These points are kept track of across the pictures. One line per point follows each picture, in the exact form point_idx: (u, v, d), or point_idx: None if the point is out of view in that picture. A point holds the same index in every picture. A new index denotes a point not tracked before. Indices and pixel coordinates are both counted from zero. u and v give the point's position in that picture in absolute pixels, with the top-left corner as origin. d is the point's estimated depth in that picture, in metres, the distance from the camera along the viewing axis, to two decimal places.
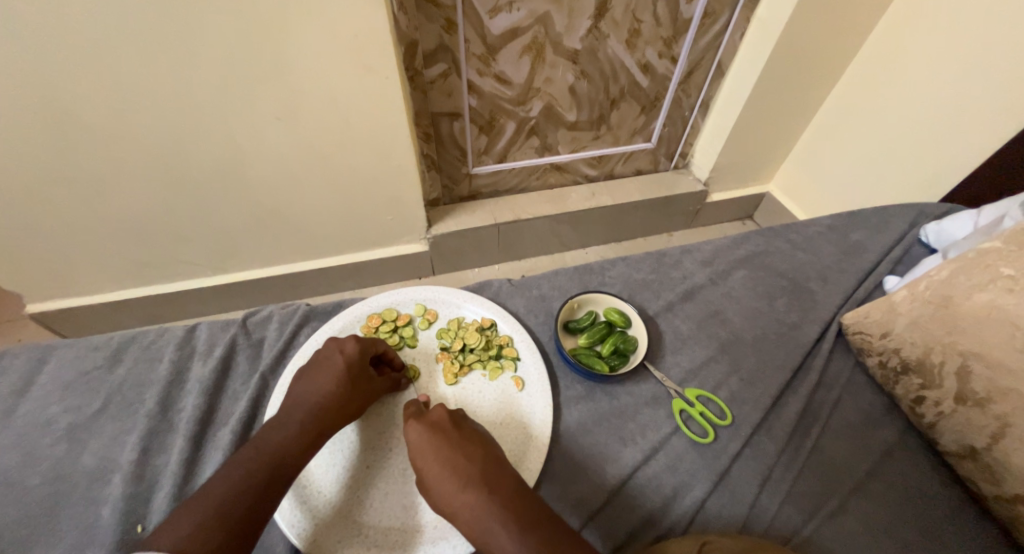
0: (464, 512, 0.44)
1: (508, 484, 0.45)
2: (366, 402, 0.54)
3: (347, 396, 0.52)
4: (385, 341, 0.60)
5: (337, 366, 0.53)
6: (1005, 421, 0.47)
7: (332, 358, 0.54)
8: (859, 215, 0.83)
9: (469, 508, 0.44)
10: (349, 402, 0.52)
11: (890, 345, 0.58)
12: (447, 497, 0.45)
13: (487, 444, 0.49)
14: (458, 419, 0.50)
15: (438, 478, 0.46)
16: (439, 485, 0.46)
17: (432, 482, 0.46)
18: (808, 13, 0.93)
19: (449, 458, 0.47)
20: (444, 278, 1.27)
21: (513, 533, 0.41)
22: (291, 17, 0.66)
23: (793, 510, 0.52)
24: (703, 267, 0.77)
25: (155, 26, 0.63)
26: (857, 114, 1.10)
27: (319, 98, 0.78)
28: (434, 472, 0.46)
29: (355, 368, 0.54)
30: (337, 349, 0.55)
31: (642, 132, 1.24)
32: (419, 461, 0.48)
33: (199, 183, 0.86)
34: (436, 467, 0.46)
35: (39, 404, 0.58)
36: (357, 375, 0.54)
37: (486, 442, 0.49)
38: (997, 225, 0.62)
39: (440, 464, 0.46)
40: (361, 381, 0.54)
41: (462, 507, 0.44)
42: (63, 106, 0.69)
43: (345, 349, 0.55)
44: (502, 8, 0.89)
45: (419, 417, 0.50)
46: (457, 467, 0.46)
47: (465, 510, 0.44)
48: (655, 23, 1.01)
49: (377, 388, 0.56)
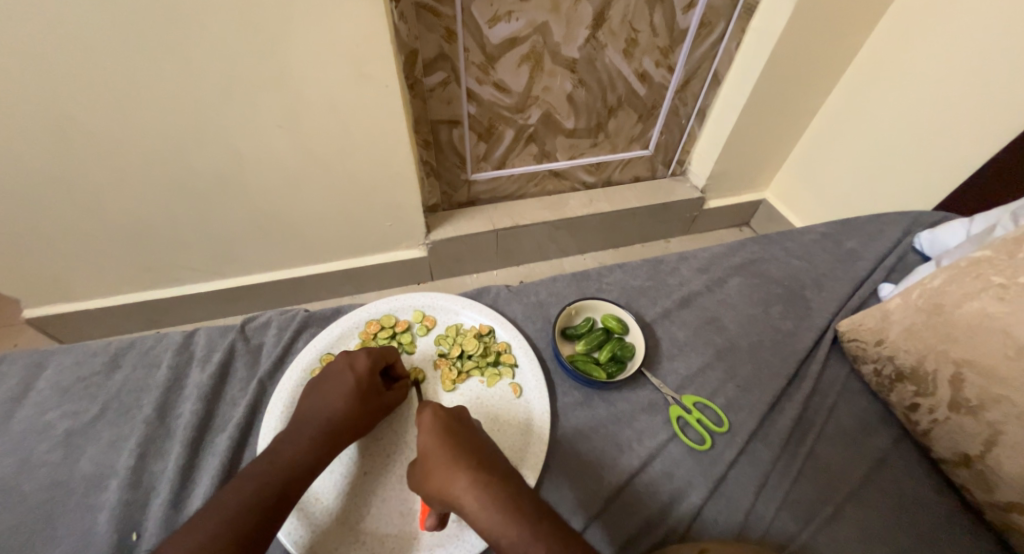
0: (469, 493, 0.43)
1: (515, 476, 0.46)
2: (376, 415, 0.54)
3: (355, 414, 0.52)
4: (395, 352, 0.59)
5: (347, 384, 0.53)
6: (998, 428, 0.48)
7: (343, 376, 0.54)
8: (852, 224, 0.84)
9: (477, 490, 0.43)
10: (358, 420, 0.52)
11: (885, 352, 0.59)
12: (454, 474, 0.44)
13: (490, 442, 0.49)
14: (469, 413, 0.51)
15: (444, 458, 0.45)
16: (445, 462, 0.45)
17: (437, 459, 0.45)
18: (802, 24, 0.95)
19: (458, 440, 0.47)
20: (443, 283, 1.27)
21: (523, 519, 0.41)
22: (295, 26, 0.67)
23: (789, 517, 0.53)
24: (699, 274, 0.77)
25: (161, 35, 0.64)
26: (851, 123, 1.12)
27: (321, 105, 0.79)
28: (441, 452, 0.45)
29: (365, 384, 0.54)
30: (347, 365, 0.54)
31: (639, 139, 1.25)
32: (425, 442, 0.47)
33: (199, 189, 0.86)
34: (445, 445, 0.46)
35: (37, 410, 0.58)
36: (367, 392, 0.54)
37: (487, 440, 0.49)
38: (989, 234, 0.62)
39: (449, 445, 0.46)
40: (371, 397, 0.54)
41: (468, 488, 0.43)
42: (67, 113, 0.70)
43: (355, 364, 0.55)
44: (501, 18, 0.90)
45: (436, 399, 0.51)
46: (467, 450, 0.46)
47: (472, 492, 0.43)
48: (652, 33, 1.03)
49: (385, 402, 0.56)
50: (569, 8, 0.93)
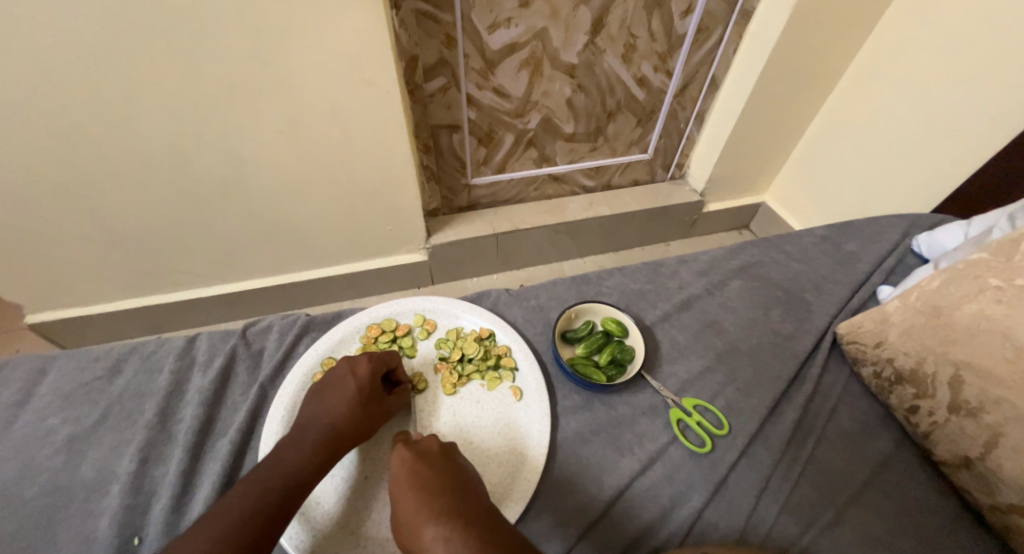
0: (435, 546, 0.42)
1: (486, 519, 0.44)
2: (378, 421, 0.54)
3: (357, 418, 0.52)
4: (395, 357, 0.60)
5: (348, 389, 0.53)
6: (997, 430, 0.48)
7: (344, 381, 0.54)
8: (851, 226, 0.84)
9: (441, 542, 0.42)
10: (360, 425, 0.52)
11: (884, 354, 0.59)
12: (418, 529, 0.43)
13: (470, 482, 0.48)
14: (444, 451, 0.51)
15: (412, 511, 0.45)
16: (412, 516, 0.44)
17: (405, 514, 0.45)
18: (800, 28, 0.96)
19: (426, 489, 0.46)
20: (443, 287, 1.27)
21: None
22: (297, 33, 0.68)
23: (790, 521, 0.53)
24: (699, 277, 0.77)
25: (165, 43, 0.65)
26: (848, 126, 1.12)
27: (322, 111, 0.80)
28: (409, 504, 0.45)
29: (367, 389, 0.54)
30: (348, 371, 0.55)
31: (638, 143, 1.26)
32: (396, 494, 0.47)
33: (202, 194, 0.87)
34: (412, 497, 0.45)
35: (39, 415, 0.59)
36: (369, 397, 0.54)
37: (467, 480, 0.48)
38: (987, 236, 0.63)
39: (417, 495, 0.45)
40: (372, 402, 0.54)
41: (434, 539, 0.42)
42: (71, 119, 0.70)
43: (356, 370, 0.55)
44: (500, 24, 0.91)
45: (407, 444, 0.50)
46: (435, 498, 0.45)
47: (437, 544, 0.42)
48: (650, 38, 1.03)
49: (387, 408, 0.56)
50: (567, 15, 0.93)
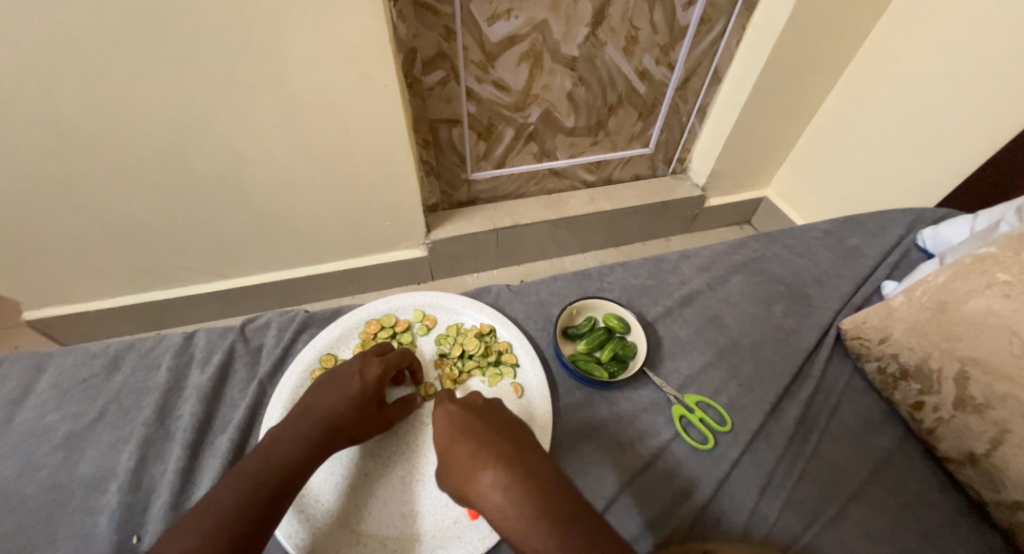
0: (493, 492, 0.42)
1: (547, 470, 0.44)
2: (376, 426, 0.53)
3: (353, 420, 0.51)
4: (407, 357, 0.59)
5: (353, 389, 0.52)
6: (1004, 426, 0.48)
7: (351, 379, 0.53)
8: (855, 221, 0.83)
9: (501, 489, 0.42)
10: (355, 426, 0.51)
11: (888, 350, 0.58)
12: (475, 476, 0.43)
13: (521, 431, 0.48)
14: (489, 406, 0.50)
15: (467, 458, 0.44)
16: (467, 464, 0.44)
17: (458, 463, 0.44)
18: (804, 20, 0.94)
19: (482, 438, 0.45)
20: (443, 283, 1.26)
21: (546, 519, 0.40)
22: (294, 26, 0.67)
23: (793, 517, 0.52)
24: (701, 272, 0.77)
25: (158, 35, 0.64)
26: (852, 120, 1.11)
27: (320, 105, 0.79)
28: (462, 452, 0.45)
29: (371, 393, 0.53)
30: (358, 370, 0.54)
31: (640, 137, 1.25)
32: (446, 442, 0.46)
33: (198, 189, 0.86)
34: (465, 446, 0.45)
35: (35, 413, 0.58)
36: (370, 401, 0.53)
37: (518, 429, 0.48)
38: (993, 231, 0.62)
39: (470, 442, 0.45)
40: (372, 406, 0.53)
41: (492, 487, 0.42)
42: (65, 115, 0.69)
43: (367, 372, 0.54)
44: (500, 16, 0.90)
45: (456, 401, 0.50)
46: (492, 446, 0.45)
47: (497, 491, 0.42)
48: (652, 30, 1.02)
49: (386, 415, 0.54)
50: (568, 6, 0.92)
